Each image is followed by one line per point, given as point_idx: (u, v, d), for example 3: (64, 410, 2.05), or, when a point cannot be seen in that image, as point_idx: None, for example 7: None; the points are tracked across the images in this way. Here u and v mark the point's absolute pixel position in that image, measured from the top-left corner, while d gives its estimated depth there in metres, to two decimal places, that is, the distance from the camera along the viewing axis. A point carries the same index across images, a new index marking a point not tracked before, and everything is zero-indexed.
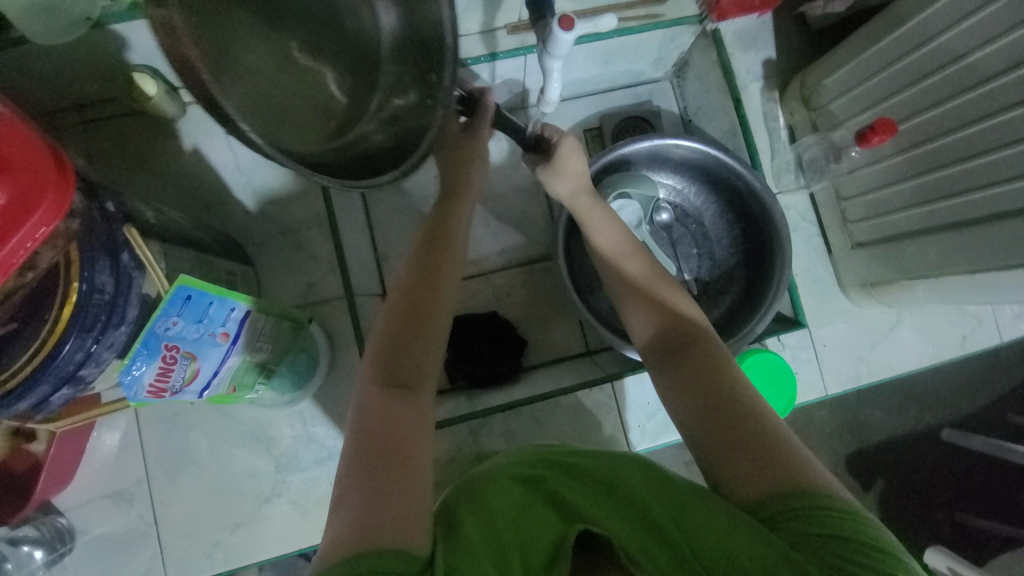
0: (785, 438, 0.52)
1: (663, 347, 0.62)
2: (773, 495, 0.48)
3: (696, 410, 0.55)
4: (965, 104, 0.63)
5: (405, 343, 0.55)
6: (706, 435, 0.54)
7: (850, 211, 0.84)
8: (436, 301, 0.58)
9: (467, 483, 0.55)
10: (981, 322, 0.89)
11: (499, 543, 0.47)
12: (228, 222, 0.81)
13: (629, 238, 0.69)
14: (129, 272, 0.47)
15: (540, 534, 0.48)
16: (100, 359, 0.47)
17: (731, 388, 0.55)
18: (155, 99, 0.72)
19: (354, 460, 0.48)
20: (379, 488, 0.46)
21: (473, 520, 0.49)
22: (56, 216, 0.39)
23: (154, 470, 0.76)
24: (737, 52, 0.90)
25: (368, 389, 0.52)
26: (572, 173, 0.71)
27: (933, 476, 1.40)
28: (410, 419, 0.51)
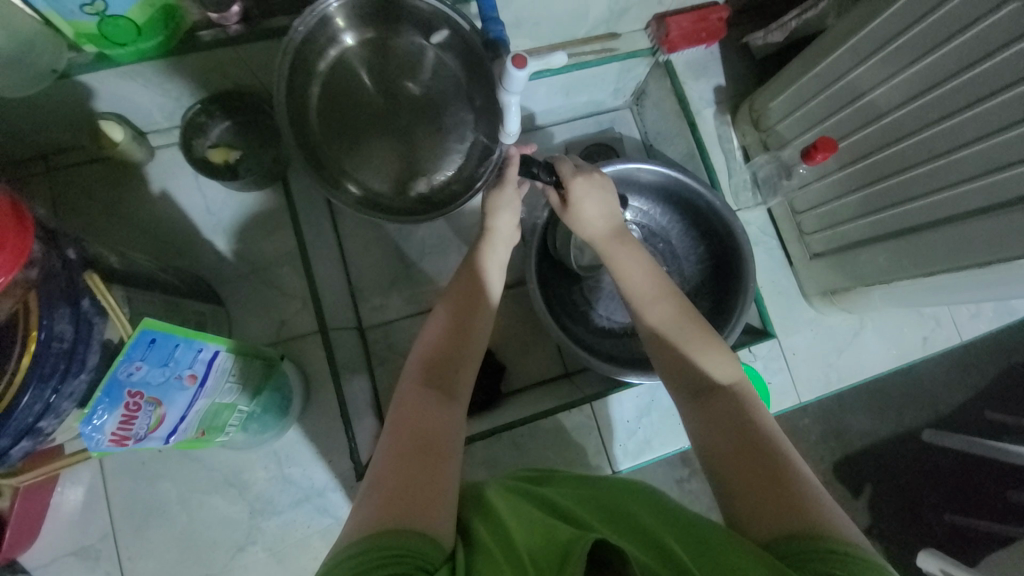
0: (811, 486, 0.50)
1: (692, 384, 0.61)
2: (788, 534, 0.46)
3: (723, 446, 0.55)
4: (896, 121, 0.68)
5: (448, 356, 0.60)
6: (732, 470, 0.52)
7: (804, 224, 0.88)
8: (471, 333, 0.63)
9: (484, 505, 0.50)
10: (939, 323, 0.93)
11: (513, 553, 0.41)
12: (198, 263, 0.81)
13: (659, 283, 0.68)
14: (89, 319, 0.47)
15: (559, 534, 0.41)
16: (59, 410, 0.46)
17: (762, 434, 0.54)
18: (122, 144, 0.74)
19: (393, 452, 0.50)
20: (412, 473, 0.48)
21: (488, 536, 0.45)
22: (17, 261, 0.40)
23: (120, 524, 0.73)
24: (688, 80, 0.95)
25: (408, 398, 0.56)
26: (594, 209, 0.71)
27: (917, 477, 1.42)
28: (447, 424, 0.54)
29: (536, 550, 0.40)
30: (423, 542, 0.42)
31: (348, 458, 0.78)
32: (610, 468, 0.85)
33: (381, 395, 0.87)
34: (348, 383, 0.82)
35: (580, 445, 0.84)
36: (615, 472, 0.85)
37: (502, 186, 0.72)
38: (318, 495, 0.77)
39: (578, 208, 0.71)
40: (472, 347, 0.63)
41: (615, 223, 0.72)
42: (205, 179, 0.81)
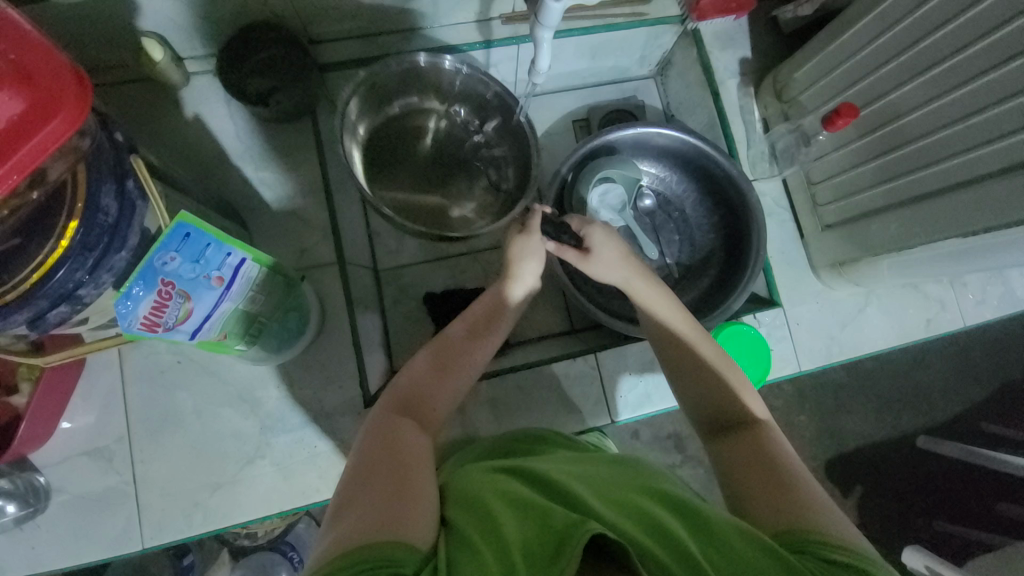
0: (815, 495, 0.52)
1: (713, 420, 0.64)
2: (795, 530, 0.48)
3: (742, 470, 0.57)
4: (918, 87, 0.69)
5: (428, 390, 0.62)
6: (748, 486, 0.55)
7: (819, 195, 0.90)
8: (465, 365, 0.65)
9: (468, 492, 0.51)
10: (944, 306, 0.95)
11: (504, 541, 0.42)
12: (224, 188, 0.83)
13: (687, 322, 0.68)
14: (132, 200, 0.49)
15: (552, 519, 0.42)
16: (99, 282, 0.48)
17: (781, 460, 0.56)
18: (161, 64, 0.75)
19: (360, 477, 0.50)
20: (384, 497, 0.48)
21: (474, 525, 0.46)
22: (78, 115, 0.42)
23: (136, 428, 0.76)
24: (715, 50, 0.96)
25: (388, 421, 0.57)
26: (613, 259, 0.70)
27: (910, 482, 1.42)
28: (420, 450, 0.55)
29: (530, 536, 0.42)
30: (404, 549, 0.42)
31: (358, 384, 0.80)
32: (609, 419, 0.88)
33: (391, 333, 0.89)
34: (361, 318, 0.84)
35: (581, 393, 0.87)
36: (614, 423, 0.88)
37: (528, 235, 0.69)
38: (324, 419, 0.79)
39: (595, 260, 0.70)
40: (457, 382, 0.64)
41: (635, 266, 0.71)
42: (236, 107, 0.84)
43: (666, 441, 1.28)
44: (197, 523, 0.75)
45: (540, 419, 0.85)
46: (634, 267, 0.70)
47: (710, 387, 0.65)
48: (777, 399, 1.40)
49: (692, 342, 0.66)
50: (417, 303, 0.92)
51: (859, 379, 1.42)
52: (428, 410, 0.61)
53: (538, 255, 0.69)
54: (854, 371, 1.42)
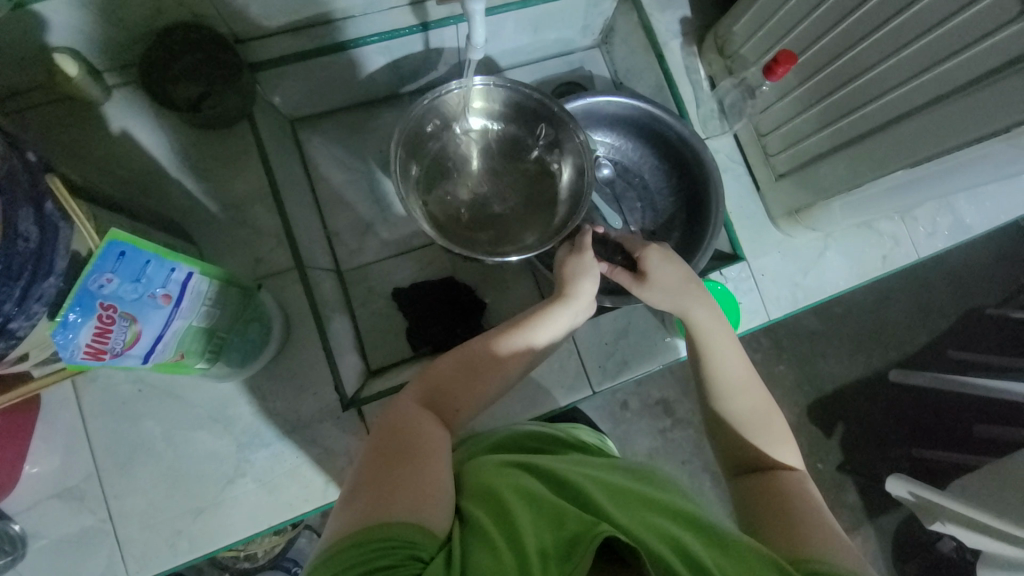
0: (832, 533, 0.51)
1: (741, 461, 0.65)
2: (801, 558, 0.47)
3: (756, 505, 0.58)
4: (850, 27, 0.71)
5: (457, 388, 0.60)
6: (762, 518, 0.55)
7: (770, 146, 0.92)
8: (496, 368, 0.62)
9: (479, 484, 0.51)
10: (897, 242, 0.98)
11: (518, 539, 0.42)
12: (166, 203, 0.79)
13: (746, 372, 0.68)
14: (55, 222, 0.47)
15: (567, 522, 0.44)
16: (30, 312, 0.45)
17: (802, 505, 0.56)
18: (77, 80, 0.71)
19: (376, 458, 0.50)
20: (401, 480, 0.47)
21: (489, 518, 0.46)
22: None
23: (105, 464, 0.73)
24: (655, 12, 0.95)
25: (408, 411, 0.55)
26: (674, 283, 0.71)
27: (887, 416, 1.48)
28: (438, 438, 0.53)
29: (544, 537, 0.43)
30: (417, 533, 0.43)
31: (334, 389, 0.79)
32: (590, 390, 0.88)
33: (363, 334, 0.88)
34: (329, 322, 0.82)
35: (560, 369, 0.87)
36: (595, 393, 0.89)
37: (580, 253, 0.70)
38: (303, 428, 0.77)
39: (650, 283, 0.71)
40: (491, 384, 0.62)
41: (690, 287, 0.71)
42: (166, 117, 0.79)
43: (653, 407, 1.30)
44: (184, 551, 0.73)
45: (523, 399, 0.86)
46: (691, 295, 0.70)
47: (737, 423, 0.66)
48: (755, 352, 1.44)
49: (729, 378, 0.67)
50: (386, 300, 0.90)
51: (829, 324, 1.47)
52: (448, 410, 0.59)
53: (592, 271, 0.69)
54: (824, 316, 1.47)
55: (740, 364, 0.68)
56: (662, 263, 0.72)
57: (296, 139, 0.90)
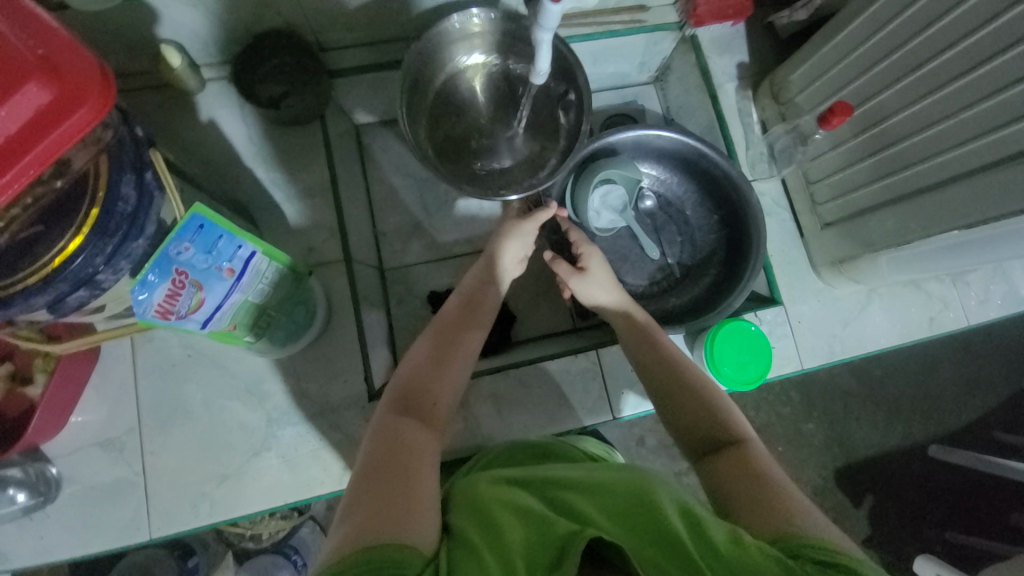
0: (797, 502, 0.52)
1: (701, 442, 0.64)
2: (784, 535, 0.48)
3: (729, 486, 0.57)
4: (907, 87, 0.72)
5: (436, 369, 0.65)
6: (739, 500, 0.55)
7: (817, 194, 0.91)
8: (463, 345, 0.68)
9: (469, 497, 0.55)
10: (946, 306, 0.95)
11: (506, 544, 0.46)
12: (237, 188, 0.87)
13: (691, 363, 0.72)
14: (151, 190, 0.52)
15: (555, 526, 0.47)
16: (118, 267, 0.51)
17: (773, 480, 0.56)
18: (178, 70, 0.78)
19: (371, 470, 0.52)
20: (389, 498, 0.49)
21: (476, 529, 0.49)
22: (102, 109, 0.45)
23: (146, 421, 0.78)
24: (713, 55, 0.99)
25: (389, 410, 0.60)
26: (606, 284, 0.79)
27: (922, 495, 1.38)
28: (418, 434, 0.57)
29: (534, 536, 0.47)
30: (407, 553, 0.43)
31: (363, 379, 0.82)
32: (611, 415, 0.89)
33: (396, 331, 0.91)
34: (366, 314, 0.86)
35: (583, 389, 0.88)
36: (616, 418, 0.89)
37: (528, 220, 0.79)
38: (329, 414, 0.80)
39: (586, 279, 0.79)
40: (461, 364, 0.67)
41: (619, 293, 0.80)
42: (249, 112, 0.87)
43: (670, 448, 1.26)
44: (204, 514, 0.76)
45: (543, 413, 0.86)
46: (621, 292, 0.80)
47: (690, 399, 0.67)
48: (783, 406, 1.39)
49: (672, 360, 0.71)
50: (422, 301, 0.94)
51: (865, 387, 1.41)
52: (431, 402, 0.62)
53: (529, 238, 0.80)
54: (861, 378, 1.41)
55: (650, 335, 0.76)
56: (591, 256, 0.81)
57: (359, 142, 0.96)
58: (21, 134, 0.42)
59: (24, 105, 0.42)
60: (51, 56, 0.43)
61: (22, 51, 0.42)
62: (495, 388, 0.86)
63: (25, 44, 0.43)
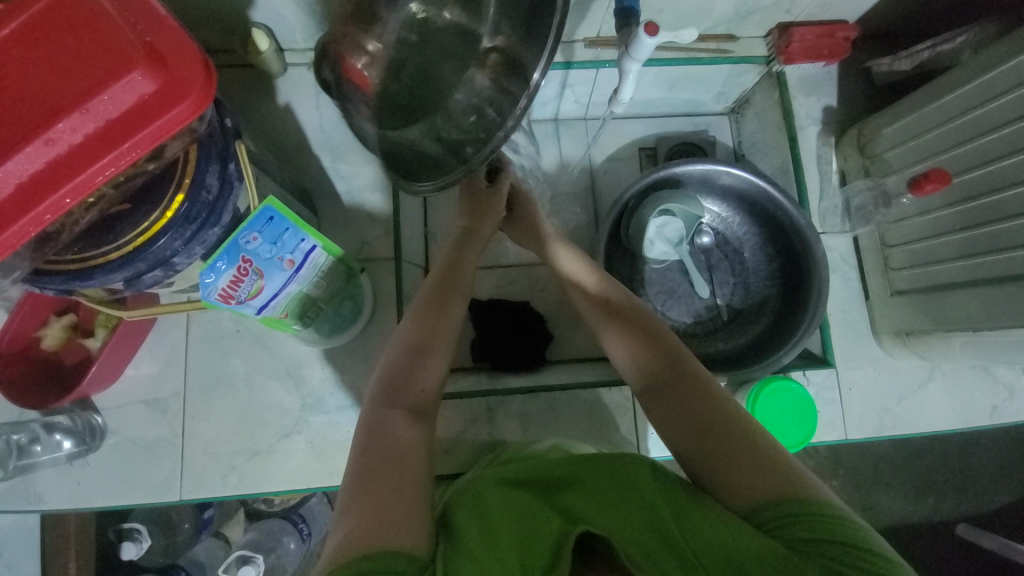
0: (768, 450, 0.56)
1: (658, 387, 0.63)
2: (766, 504, 0.52)
3: (695, 441, 0.58)
4: (1012, 166, 0.66)
5: (416, 365, 0.63)
6: (706, 456, 0.57)
7: (892, 259, 0.86)
8: (442, 324, 0.66)
9: (469, 495, 0.58)
10: (1014, 394, 0.88)
11: (499, 542, 0.50)
12: (302, 173, 0.89)
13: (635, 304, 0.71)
14: (231, 181, 0.53)
15: (547, 527, 0.51)
16: (191, 252, 0.53)
17: (734, 420, 0.58)
18: (265, 54, 0.80)
19: (362, 471, 0.53)
20: (385, 492, 0.51)
21: (473, 526, 0.53)
22: (201, 105, 0.46)
23: (191, 387, 0.81)
24: (799, 95, 0.94)
25: (373, 414, 0.58)
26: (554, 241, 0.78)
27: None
28: (401, 427, 0.57)
29: (528, 535, 0.51)
30: (402, 559, 0.46)
31: None
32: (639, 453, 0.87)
33: None
34: None
35: (613, 423, 0.86)
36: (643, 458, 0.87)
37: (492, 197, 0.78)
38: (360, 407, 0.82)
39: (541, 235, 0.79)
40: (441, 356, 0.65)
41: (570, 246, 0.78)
42: (324, 100, 0.89)
43: None
44: (231, 484, 0.79)
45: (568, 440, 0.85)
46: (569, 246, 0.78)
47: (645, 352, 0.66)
48: (811, 460, 1.33)
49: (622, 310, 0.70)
50: None
51: (903, 454, 1.33)
52: (414, 394, 0.61)
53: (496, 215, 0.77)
54: (902, 446, 1.33)
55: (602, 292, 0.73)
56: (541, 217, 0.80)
57: None
58: (123, 118, 0.44)
59: (129, 94, 0.44)
60: (160, 48, 0.45)
61: (132, 38, 0.44)
62: (524, 406, 0.85)
63: (137, 35, 0.44)
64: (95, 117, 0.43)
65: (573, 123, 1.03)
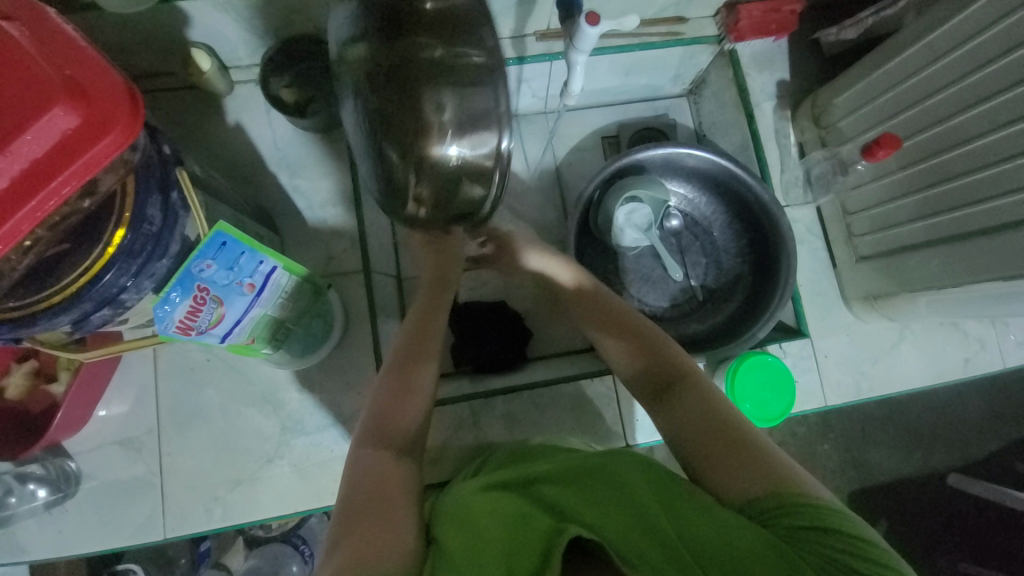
0: (761, 446, 0.56)
1: (656, 386, 0.65)
2: (761, 497, 0.52)
3: (692, 439, 0.59)
4: (958, 126, 0.68)
5: (397, 399, 0.62)
6: (705, 453, 0.57)
7: (854, 225, 0.87)
8: (422, 354, 0.66)
9: (458, 506, 0.57)
10: (983, 345, 0.90)
11: (490, 559, 0.49)
12: (261, 193, 0.87)
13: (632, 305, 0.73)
14: (176, 210, 0.52)
15: (534, 539, 0.51)
16: (140, 288, 0.51)
17: (728, 417, 0.59)
18: (207, 74, 0.78)
19: (350, 509, 0.52)
20: (372, 525, 0.50)
21: (462, 543, 0.51)
22: (130, 135, 0.45)
23: (165, 422, 0.79)
24: (752, 71, 0.95)
25: (359, 454, 0.58)
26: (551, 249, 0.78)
27: (945, 530, 1.33)
28: (382, 466, 0.56)
29: (519, 555, 0.49)
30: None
31: None
32: (626, 442, 0.87)
33: None
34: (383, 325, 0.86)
35: (598, 414, 0.87)
36: (631, 445, 0.87)
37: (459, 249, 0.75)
38: (344, 424, 0.81)
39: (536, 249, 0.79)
40: (422, 386, 0.64)
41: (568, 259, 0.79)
42: (276, 116, 0.86)
43: None
44: (217, 517, 0.77)
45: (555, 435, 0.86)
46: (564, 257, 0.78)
47: (641, 353, 0.68)
48: (799, 427, 1.35)
49: (620, 313, 0.72)
50: None
51: (886, 411, 1.36)
52: (398, 430, 0.60)
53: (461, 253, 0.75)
54: (885, 404, 1.36)
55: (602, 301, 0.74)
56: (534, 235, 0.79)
57: None
58: (48, 158, 0.42)
59: (51, 131, 0.42)
60: (79, 80, 0.43)
61: (50, 74, 0.42)
62: (508, 407, 0.86)
63: (54, 68, 0.42)
64: (16, 159, 0.41)
65: (534, 118, 1.02)
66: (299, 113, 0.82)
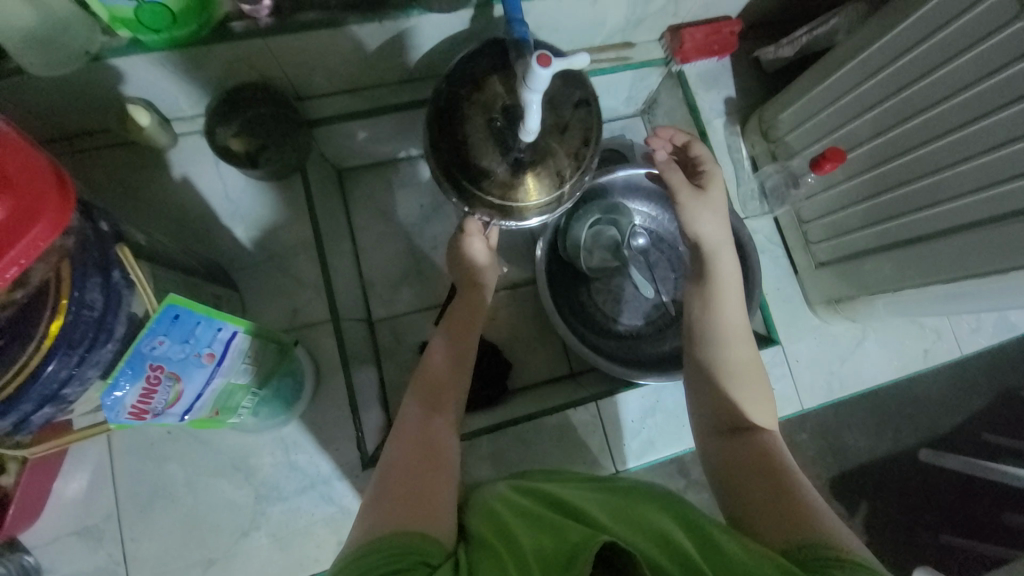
0: (812, 503, 0.54)
1: (727, 419, 0.65)
2: (801, 542, 0.49)
3: (746, 480, 0.59)
4: (899, 136, 0.72)
5: (445, 391, 0.68)
6: (757, 492, 0.57)
7: (810, 233, 0.91)
8: (466, 364, 0.72)
9: (490, 506, 0.54)
10: (940, 336, 0.95)
11: (520, 550, 0.45)
12: (216, 249, 0.83)
13: (743, 328, 0.71)
14: (119, 289, 0.48)
15: (569, 535, 0.44)
16: (85, 378, 0.47)
17: (786, 473, 0.57)
18: (148, 129, 0.74)
19: (393, 480, 0.54)
20: (411, 499, 0.52)
21: (495, 537, 0.48)
22: (62, 221, 0.41)
23: (126, 504, 0.73)
24: (700, 91, 0.98)
25: (412, 418, 0.63)
26: (716, 211, 0.74)
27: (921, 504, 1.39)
28: (443, 435, 0.61)
29: (548, 547, 0.44)
30: (424, 540, 0.47)
31: (356, 447, 0.78)
32: (613, 468, 0.87)
33: (386, 386, 0.87)
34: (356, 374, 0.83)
35: (583, 442, 0.86)
36: (619, 471, 0.87)
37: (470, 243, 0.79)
38: (323, 484, 0.77)
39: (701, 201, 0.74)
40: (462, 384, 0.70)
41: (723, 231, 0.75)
42: (225, 167, 0.83)
43: None
44: None
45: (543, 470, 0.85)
46: (723, 231, 0.74)
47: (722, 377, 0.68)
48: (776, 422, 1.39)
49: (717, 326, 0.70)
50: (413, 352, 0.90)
51: None
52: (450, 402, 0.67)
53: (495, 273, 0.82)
54: None
55: (741, 319, 0.71)
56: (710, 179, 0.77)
57: (342, 190, 0.93)
58: None
59: None
60: (3, 168, 0.40)
61: None
62: (494, 446, 0.84)
63: None
64: None
65: None
66: (247, 161, 0.79)
